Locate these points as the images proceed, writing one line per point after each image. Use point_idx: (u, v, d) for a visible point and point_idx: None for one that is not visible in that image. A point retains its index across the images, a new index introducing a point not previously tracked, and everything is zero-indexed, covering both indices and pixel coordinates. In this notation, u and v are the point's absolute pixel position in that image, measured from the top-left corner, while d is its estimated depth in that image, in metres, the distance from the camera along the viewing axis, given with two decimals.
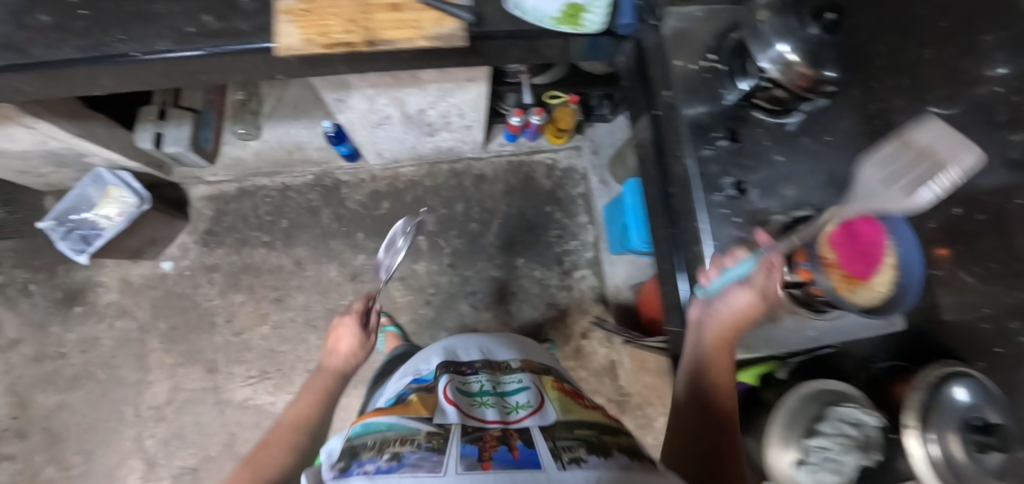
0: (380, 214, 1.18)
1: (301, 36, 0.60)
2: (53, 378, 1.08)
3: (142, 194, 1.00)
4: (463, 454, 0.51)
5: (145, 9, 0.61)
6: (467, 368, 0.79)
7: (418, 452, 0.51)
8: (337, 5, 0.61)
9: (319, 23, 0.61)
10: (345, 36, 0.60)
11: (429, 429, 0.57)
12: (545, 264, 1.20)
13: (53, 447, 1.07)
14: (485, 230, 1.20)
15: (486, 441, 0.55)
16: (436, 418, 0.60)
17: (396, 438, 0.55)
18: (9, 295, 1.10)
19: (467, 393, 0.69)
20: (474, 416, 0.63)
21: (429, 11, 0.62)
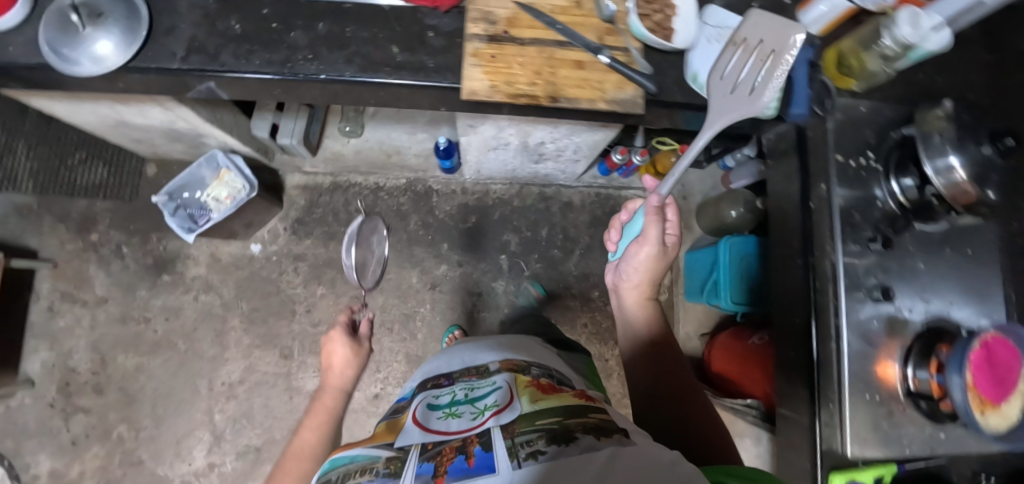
0: (466, 227, 1.20)
1: (487, 82, 0.61)
2: (134, 341, 1.10)
3: (250, 180, 1.01)
4: (418, 474, 0.46)
5: (336, 32, 0.62)
6: (447, 380, 0.71)
7: (378, 479, 0.47)
8: (524, 55, 0.62)
9: (505, 70, 0.61)
10: (530, 89, 0.61)
11: (392, 453, 0.51)
12: None
13: (127, 408, 1.09)
14: (566, 258, 1.21)
15: (444, 453, 0.49)
16: (398, 441, 0.54)
17: (357, 469, 0.50)
18: (103, 254, 1.12)
19: (439, 406, 0.62)
20: (440, 427, 0.56)
21: (611, 73, 0.62)
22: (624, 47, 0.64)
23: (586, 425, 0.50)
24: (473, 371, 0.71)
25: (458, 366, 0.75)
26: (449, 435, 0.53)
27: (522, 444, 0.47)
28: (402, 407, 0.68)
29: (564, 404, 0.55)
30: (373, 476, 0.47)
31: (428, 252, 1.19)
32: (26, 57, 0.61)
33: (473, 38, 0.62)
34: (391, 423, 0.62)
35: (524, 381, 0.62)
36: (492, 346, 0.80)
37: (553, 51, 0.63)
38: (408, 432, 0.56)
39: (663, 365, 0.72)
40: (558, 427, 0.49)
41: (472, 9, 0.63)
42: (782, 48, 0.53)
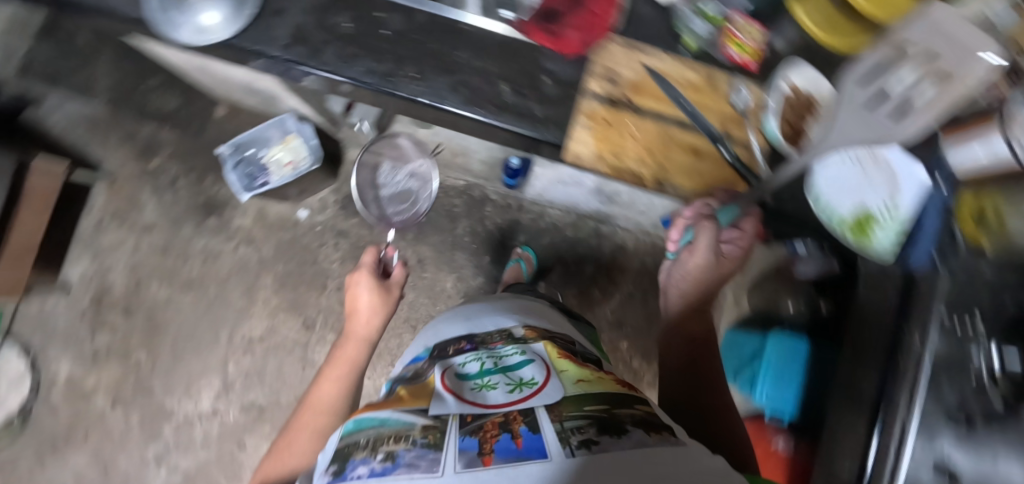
0: (512, 245, 1.17)
1: (594, 149, 0.57)
2: (171, 275, 1.12)
3: (314, 149, 0.99)
4: (463, 451, 0.34)
5: (447, 55, 0.58)
6: (473, 343, 0.56)
7: (414, 451, 0.34)
8: (639, 127, 0.58)
9: (615, 140, 0.58)
10: (637, 167, 0.58)
11: (424, 420, 0.39)
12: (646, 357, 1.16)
13: (151, 336, 1.11)
14: (604, 300, 1.17)
15: (485, 427, 0.37)
16: (432, 405, 0.41)
17: (390, 433, 0.37)
18: (159, 183, 1.13)
19: (470, 376, 0.48)
20: (474, 395, 0.44)
21: (723, 170, 0.60)
22: (747, 140, 0.60)
23: (638, 417, 0.39)
24: (499, 337, 0.56)
25: (475, 326, 0.60)
26: (488, 404, 0.41)
27: (575, 428, 0.36)
28: (416, 373, 0.52)
29: (609, 389, 0.44)
30: (406, 446, 0.35)
31: (469, 258, 1.16)
32: (129, 7, 0.59)
33: (590, 97, 0.58)
34: (407, 388, 0.48)
35: (553, 354, 0.51)
36: (520, 311, 0.66)
37: (672, 130, 0.59)
38: (440, 395, 0.43)
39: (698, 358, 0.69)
40: (612, 414, 0.38)
41: (597, 63, 0.59)
42: (958, 74, 0.38)
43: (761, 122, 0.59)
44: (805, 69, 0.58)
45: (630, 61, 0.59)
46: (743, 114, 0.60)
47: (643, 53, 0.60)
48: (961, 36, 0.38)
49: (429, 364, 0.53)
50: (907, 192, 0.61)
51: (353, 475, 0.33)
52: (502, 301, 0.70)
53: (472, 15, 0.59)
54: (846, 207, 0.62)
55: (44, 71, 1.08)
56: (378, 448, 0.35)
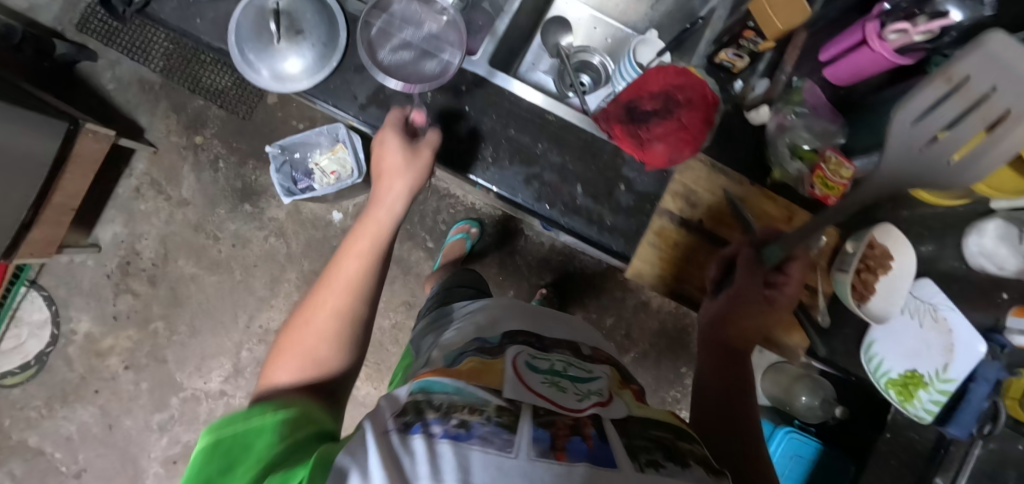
0: (538, 284, 1.16)
1: (657, 270, 0.57)
2: (199, 253, 1.12)
3: (361, 161, 0.98)
4: (537, 439, 0.32)
5: (527, 144, 0.57)
6: (540, 343, 0.52)
7: (489, 427, 0.33)
8: (707, 253, 0.58)
9: (680, 264, 0.57)
10: (698, 295, 0.58)
11: (497, 399, 0.37)
12: None
13: (171, 308, 1.12)
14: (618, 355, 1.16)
15: (556, 422, 0.35)
16: (506, 389, 0.39)
17: (462, 401, 0.36)
18: (200, 159, 1.12)
19: (539, 370, 0.45)
20: (549, 389, 0.41)
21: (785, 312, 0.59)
22: (813, 285, 0.59)
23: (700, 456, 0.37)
24: (567, 347, 0.54)
25: (541, 329, 0.57)
26: (561, 402, 0.39)
27: (639, 451, 0.35)
28: (482, 346, 0.49)
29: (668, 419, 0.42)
30: (482, 420, 0.33)
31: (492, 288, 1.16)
32: (214, 37, 0.58)
33: (663, 215, 0.57)
34: (478, 358, 0.46)
35: (614, 382, 0.49)
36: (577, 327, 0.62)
37: None
38: (514, 380, 0.41)
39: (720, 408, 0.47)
40: (672, 445, 0.37)
41: (678, 181, 0.57)
42: None
43: (832, 271, 0.58)
44: (891, 230, 0.57)
45: (713, 185, 0.58)
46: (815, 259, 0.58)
47: (727, 178, 0.58)
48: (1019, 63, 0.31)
49: (498, 345, 0.50)
50: (960, 363, 0.60)
51: (424, 433, 0.32)
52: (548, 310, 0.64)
53: (532, 92, 0.58)
54: (902, 366, 0.61)
55: (101, 27, 1.07)
56: (452, 415, 0.34)
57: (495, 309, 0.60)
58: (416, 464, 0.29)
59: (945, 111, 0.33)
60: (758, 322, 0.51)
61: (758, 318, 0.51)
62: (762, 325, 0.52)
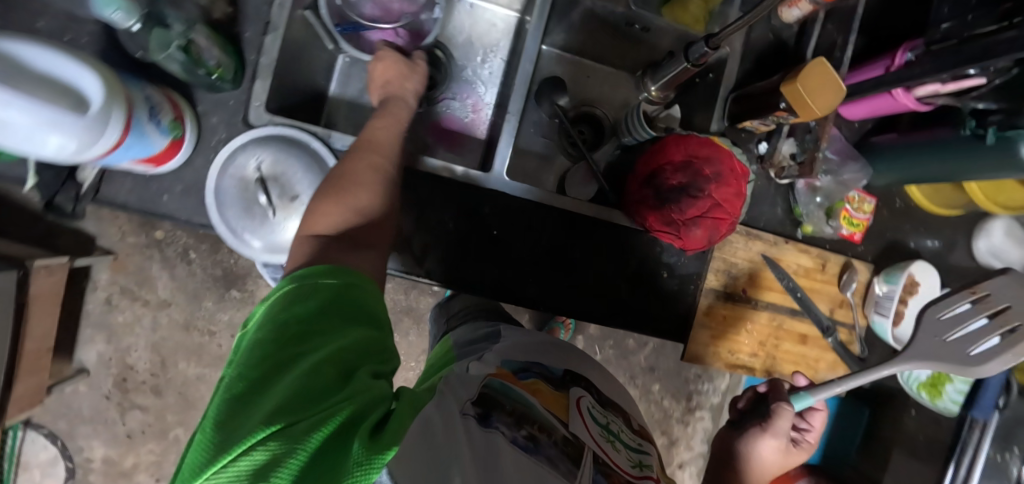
0: None
1: (712, 348, 0.60)
2: (199, 351, 1.06)
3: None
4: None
5: (564, 252, 0.58)
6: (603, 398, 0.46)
7: (552, 448, 0.32)
8: (754, 322, 0.61)
9: (730, 335, 0.60)
10: (751, 360, 0.61)
11: (562, 429, 0.35)
12: (675, 395, 1.14)
13: (186, 412, 1.07)
14: (637, 349, 1.11)
15: (613, 477, 0.33)
16: (571, 424, 0.36)
17: (534, 418, 0.34)
18: (168, 254, 1.02)
19: (599, 418, 0.40)
20: (609, 444, 0.37)
21: (829, 353, 0.63)
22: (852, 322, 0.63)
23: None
24: (620, 414, 0.46)
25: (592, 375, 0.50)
26: (621, 462, 0.35)
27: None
28: (540, 367, 0.45)
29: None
30: (547, 440, 0.33)
31: None
32: (187, 212, 0.52)
33: (709, 295, 0.60)
34: (543, 383, 0.42)
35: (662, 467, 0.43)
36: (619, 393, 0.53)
37: (785, 320, 0.61)
38: (577, 418, 0.37)
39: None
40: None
41: (718, 257, 0.59)
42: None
43: (869, 309, 0.62)
44: (924, 264, 0.59)
45: (750, 251, 0.60)
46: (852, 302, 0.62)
47: (763, 242, 0.59)
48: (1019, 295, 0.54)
49: (556, 372, 0.45)
50: None
51: (496, 429, 0.33)
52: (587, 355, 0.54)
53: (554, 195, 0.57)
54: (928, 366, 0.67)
55: None
56: (522, 426, 0.34)
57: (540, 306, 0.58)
58: (477, 441, 0.31)
59: (970, 309, 0.52)
60: (781, 468, 0.51)
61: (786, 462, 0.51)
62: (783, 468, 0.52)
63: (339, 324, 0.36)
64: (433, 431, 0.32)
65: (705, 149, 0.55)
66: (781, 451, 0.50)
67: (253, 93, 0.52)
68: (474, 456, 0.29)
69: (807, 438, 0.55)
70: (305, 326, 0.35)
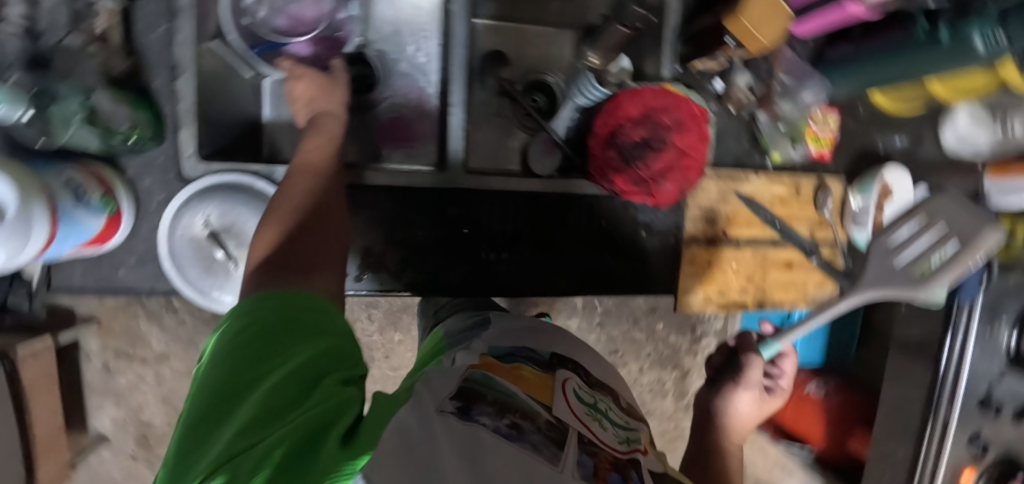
0: None
1: (702, 294, 0.60)
2: None
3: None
4: (581, 465, 0.33)
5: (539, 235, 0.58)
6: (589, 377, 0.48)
7: (537, 436, 0.33)
8: (738, 260, 0.61)
9: (717, 278, 0.61)
10: (741, 297, 0.62)
11: (545, 414, 0.37)
12: (680, 329, 1.15)
13: None
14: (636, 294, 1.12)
15: (600, 456, 0.35)
16: (556, 408, 0.38)
17: (516, 406, 0.36)
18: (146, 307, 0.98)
19: (586, 397, 0.43)
20: (596, 422, 0.40)
21: (815, 273, 0.64)
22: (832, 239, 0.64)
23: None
24: (606, 387, 0.48)
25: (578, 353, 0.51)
26: (606, 438, 0.38)
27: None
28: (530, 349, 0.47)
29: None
30: (531, 429, 0.34)
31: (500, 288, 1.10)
32: (149, 280, 0.50)
33: (689, 244, 0.60)
34: (531, 367, 0.44)
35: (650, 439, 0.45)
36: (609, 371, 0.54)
37: (767, 252, 0.62)
38: (563, 399, 0.40)
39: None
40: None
41: (693, 205, 0.59)
42: (968, 238, 0.51)
43: (846, 222, 0.63)
44: (894, 167, 0.60)
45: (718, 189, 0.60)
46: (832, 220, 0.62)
47: (733, 181, 0.60)
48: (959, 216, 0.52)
49: (544, 352, 0.48)
50: None
51: (476, 420, 0.33)
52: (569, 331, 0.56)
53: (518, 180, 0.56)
54: None
55: None
56: (504, 414, 0.35)
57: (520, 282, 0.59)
58: (457, 435, 0.30)
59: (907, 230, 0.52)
60: (757, 415, 0.57)
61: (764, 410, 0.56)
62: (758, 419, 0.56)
63: (304, 336, 0.35)
64: (417, 426, 0.31)
65: (659, 99, 0.54)
66: (753, 401, 0.55)
67: (179, 144, 0.49)
68: (463, 452, 0.29)
69: (780, 384, 0.58)
70: (261, 342, 0.33)
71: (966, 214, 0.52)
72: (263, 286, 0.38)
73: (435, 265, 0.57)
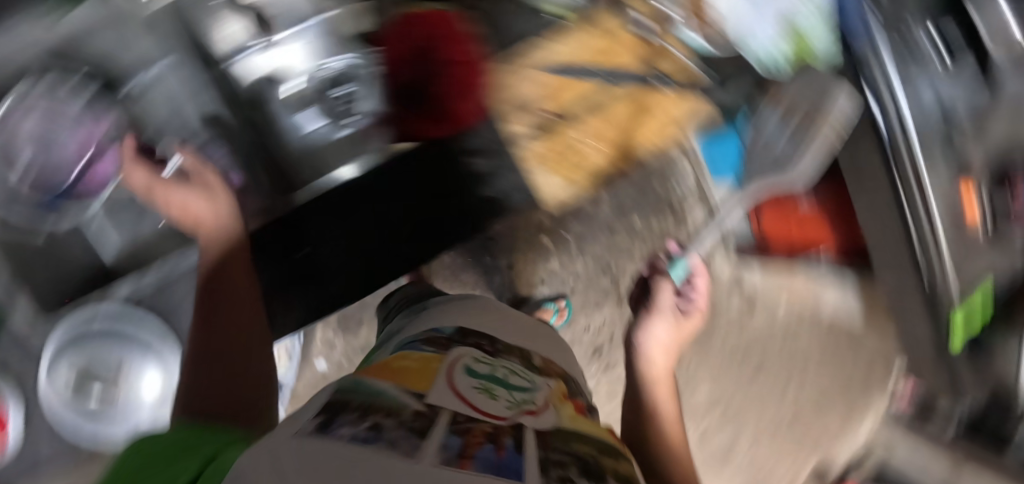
0: (496, 231, 1.14)
1: (555, 172, 1.05)
2: None
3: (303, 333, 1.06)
4: (445, 446, 0.40)
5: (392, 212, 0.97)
6: (492, 346, 0.73)
7: (399, 432, 0.42)
8: (575, 132, 1.00)
9: (567, 157, 1.03)
10: (592, 151, 1.03)
11: (411, 407, 0.49)
12: (658, 214, 1.17)
13: None
14: (598, 208, 1.16)
15: (470, 433, 0.46)
16: (429, 395, 0.54)
17: (379, 408, 0.47)
18: None
19: (476, 375, 0.63)
20: (479, 398, 0.56)
21: (633, 105, 0.98)
22: (679, 58, 0.95)
23: (616, 478, 0.51)
24: (516, 353, 0.74)
25: (496, 333, 0.78)
26: (489, 409, 0.55)
27: (542, 460, 0.44)
28: (434, 337, 0.72)
29: (590, 434, 0.63)
30: (392, 427, 0.43)
31: (478, 272, 1.17)
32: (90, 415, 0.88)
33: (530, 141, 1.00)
34: (434, 356, 0.65)
35: (549, 394, 0.69)
36: (530, 329, 0.87)
37: (598, 97, 0.96)
38: (440, 385, 0.57)
39: (651, 398, 0.88)
40: (589, 461, 0.52)
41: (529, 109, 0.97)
42: (827, 111, 0.86)
43: (669, 29, 0.92)
44: None
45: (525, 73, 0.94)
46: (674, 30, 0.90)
47: (538, 71, 0.94)
48: (809, 89, 0.89)
49: (453, 344, 0.71)
50: None
51: (334, 432, 0.40)
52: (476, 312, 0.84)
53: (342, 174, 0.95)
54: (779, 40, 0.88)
55: None
56: (366, 419, 0.43)
57: (412, 239, 1.00)
58: (317, 449, 0.35)
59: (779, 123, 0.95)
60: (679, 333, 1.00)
61: (673, 342, 0.97)
62: (673, 345, 0.98)
63: (179, 454, 0.41)
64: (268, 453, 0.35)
65: (394, 46, 0.91)
66: (662, 325, 0.99)
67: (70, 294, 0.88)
68: (308, 463, 0.32)
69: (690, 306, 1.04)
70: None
71: (813, 90, 0.88)
72: (196, 355, 0.68)
73: (349, 277, 0.99)
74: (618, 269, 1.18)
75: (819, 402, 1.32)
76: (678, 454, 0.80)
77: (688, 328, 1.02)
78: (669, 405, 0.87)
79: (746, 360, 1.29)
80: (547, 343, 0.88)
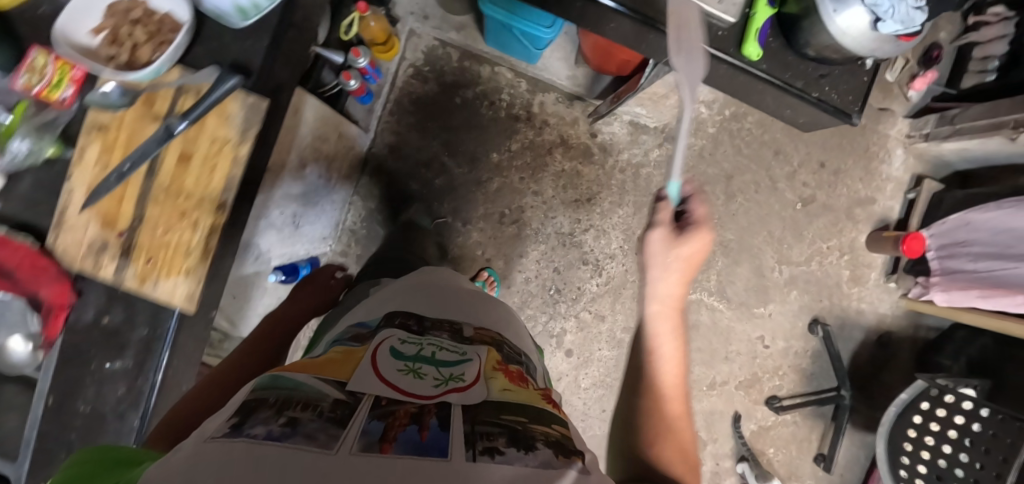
0: None
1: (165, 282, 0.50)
2: None
3: None
4: (367, 431, 0.28)
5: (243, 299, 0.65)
6: (417, 326, 0.51)
7: (317, 422, 0.29)
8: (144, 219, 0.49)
9: (160, 251, 0.50)
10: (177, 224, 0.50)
11: (335, 393, 0.33)
12: (512, 131, 1.09)
13: None
14: (449, 173, 1.09)
15: (398, 412, 0.32)
16: (353, 382, 0.36)
17: (299, 399, 0.32)
18: None
19: (402, 357, 0.42)
20: (407, 380, 0.38)
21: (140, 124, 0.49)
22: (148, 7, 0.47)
23: (549, 438, 0.34)
24: (447, 328, 0.52)
25: (433, 309, 0.56)
26: (418, 393, 0.36)
27: (477, 432, 0.30)
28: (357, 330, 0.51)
29: (529, 402, 0.39)
30: (311, 418, 0.29)
31: None
32: None
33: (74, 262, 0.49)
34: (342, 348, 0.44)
35: (489, 362, 0.45)
36: (481, 307, 0.61)
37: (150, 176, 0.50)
38: (364, 371, 0.38)
39: (641, 353, 0.54)
40: (519, 427, 0.33)
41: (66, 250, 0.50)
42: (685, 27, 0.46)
43: None
44: None
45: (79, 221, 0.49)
46: (100, 57, 0.46)
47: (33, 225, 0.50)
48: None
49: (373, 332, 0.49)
50: None
51: (246, 432, 0.27)
52: (402, 294, 0.59)
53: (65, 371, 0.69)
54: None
55: None
56: (283, 412, 0.30)
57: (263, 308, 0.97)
58: (220, 455, 0.24)
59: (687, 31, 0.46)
60: (688, 255, 0.55)
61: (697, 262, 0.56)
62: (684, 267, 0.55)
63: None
64: (172, 464, 0.24)
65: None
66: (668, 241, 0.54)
67: None
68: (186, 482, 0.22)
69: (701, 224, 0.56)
70: None
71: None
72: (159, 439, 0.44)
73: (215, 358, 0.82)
74: (513, 209, 1.09)
75: (818, 169, 1.16)
76: (679, 397, 0.51)
77: (703, 248, 0.56)
78: (673, 339, 0.54)
79: (710, 189, 1.13)
80: (486, 312, 0.60)
